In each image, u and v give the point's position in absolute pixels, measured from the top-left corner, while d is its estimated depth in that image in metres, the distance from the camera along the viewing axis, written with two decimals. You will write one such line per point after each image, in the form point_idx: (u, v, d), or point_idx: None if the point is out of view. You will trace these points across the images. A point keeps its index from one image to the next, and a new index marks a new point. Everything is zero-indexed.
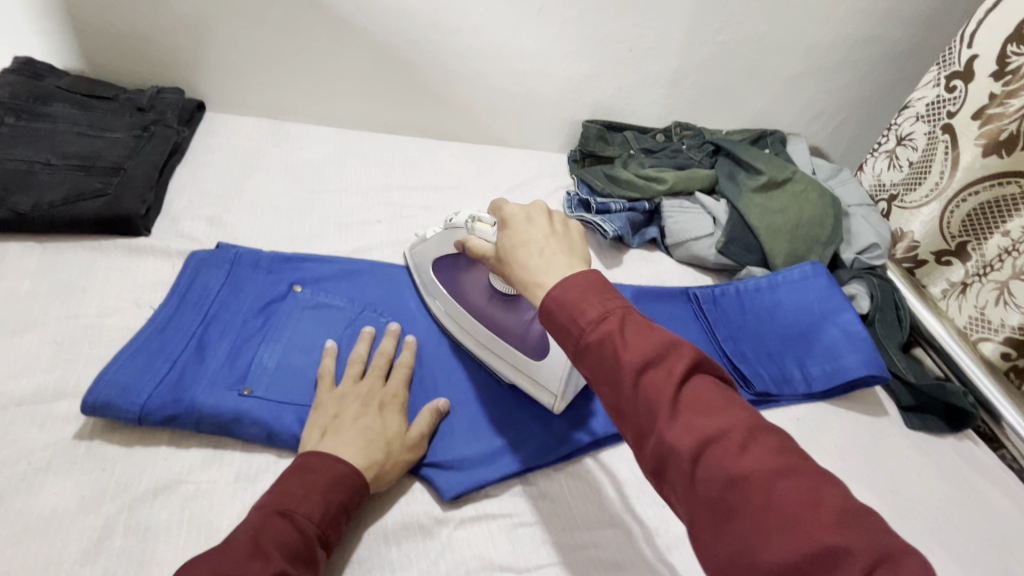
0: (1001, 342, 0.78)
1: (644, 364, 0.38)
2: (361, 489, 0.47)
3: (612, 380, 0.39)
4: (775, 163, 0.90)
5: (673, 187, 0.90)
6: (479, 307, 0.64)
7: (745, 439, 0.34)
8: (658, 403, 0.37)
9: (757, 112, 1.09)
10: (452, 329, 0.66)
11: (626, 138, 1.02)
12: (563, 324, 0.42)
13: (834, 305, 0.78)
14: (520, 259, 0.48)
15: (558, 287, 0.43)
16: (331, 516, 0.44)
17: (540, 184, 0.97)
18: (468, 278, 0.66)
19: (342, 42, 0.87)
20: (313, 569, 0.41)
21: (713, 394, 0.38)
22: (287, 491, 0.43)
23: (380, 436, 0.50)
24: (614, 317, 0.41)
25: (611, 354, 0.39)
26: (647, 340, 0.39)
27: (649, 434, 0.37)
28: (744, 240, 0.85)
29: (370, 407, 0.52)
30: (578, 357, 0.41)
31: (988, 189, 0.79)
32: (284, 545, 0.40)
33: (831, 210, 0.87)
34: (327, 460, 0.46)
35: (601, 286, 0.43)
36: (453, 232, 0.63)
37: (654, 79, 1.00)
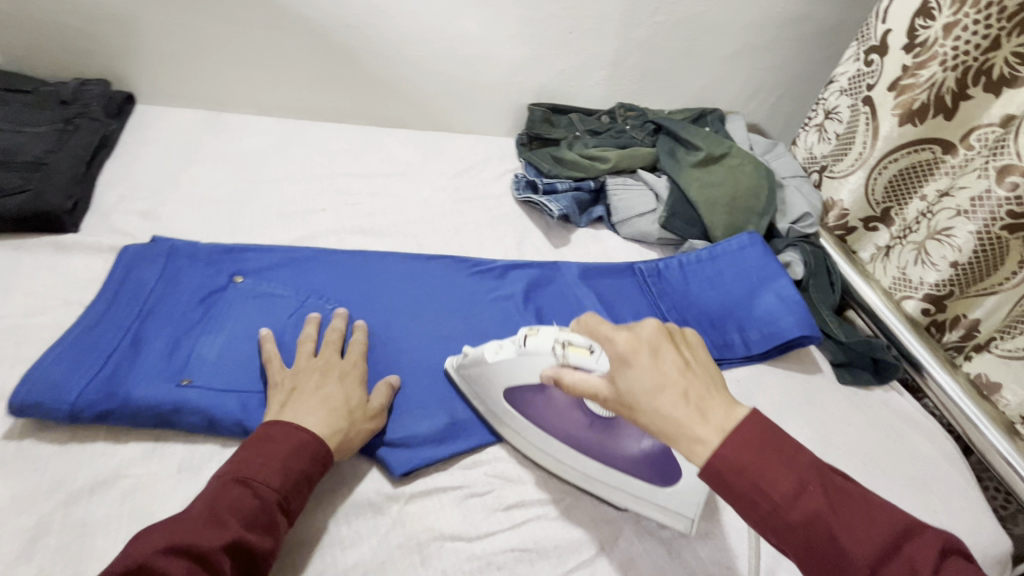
0: (921, 299, 0.83)
1: (868, 550, 0.37)
2: (322, 456, 0.48)
3: (832, 567, 0.38)
4: (711, 139, 0.93)
5: (616, 166, 0.92)
6: (577, 438, 0.54)
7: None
8: None
9: (697, 92, 1.12)
10: (547, 463, 0.56)
11: (571, 120, 1.04)
12: (757, 502, 0.39)
13: (770, 272, 0.82)
14: (660, 405, 0.41)
15: (734, 452, 0.39)
16: (292, 483, 0.46)
17: (488, 168, 0.98)
18: (549, 402, 0.55)
19: (278, 30, 0.85)
20: (274, 533, 0.44)
21: (956, 570, 0.37)
22: (247, 462, 0.45)
23: (340, 405, 0.52)
24: (813, 492, 0.38)
25: (827, 539, 0.38)
26: (866, 521, 0.38)
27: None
28: (685, 214, 0.88)
29: (330, 377, 0.54)
30: (777, 534, 0.39)
31: (906, 156, 0.85)
32: (241, 512, 0.42)
33: (765, 181, 0.91)
34: (286, 431, 0.47)
35: (787, 452, 0.40)
36: (533, 359, 0.52)
37: (596, 61, 1.01)
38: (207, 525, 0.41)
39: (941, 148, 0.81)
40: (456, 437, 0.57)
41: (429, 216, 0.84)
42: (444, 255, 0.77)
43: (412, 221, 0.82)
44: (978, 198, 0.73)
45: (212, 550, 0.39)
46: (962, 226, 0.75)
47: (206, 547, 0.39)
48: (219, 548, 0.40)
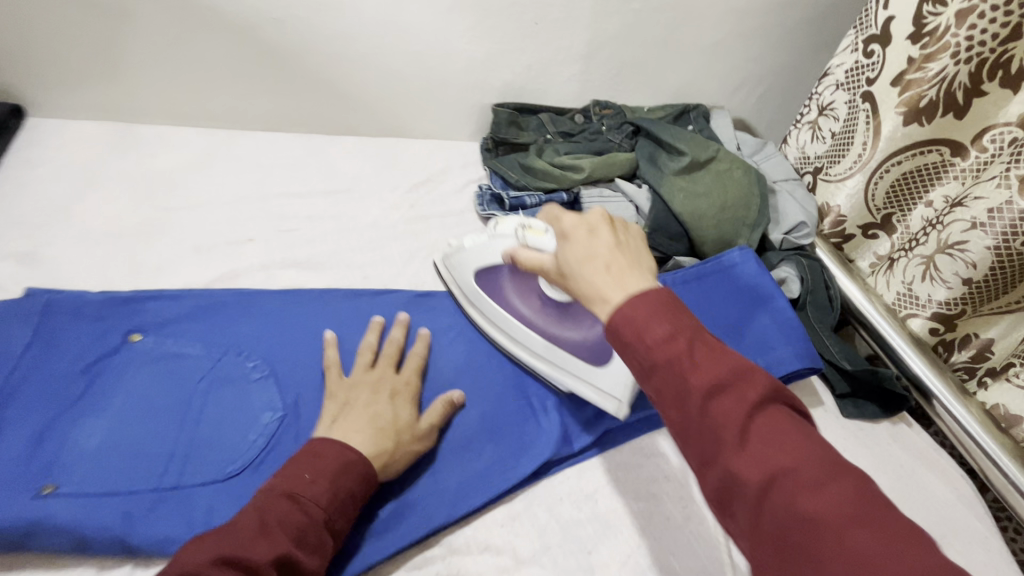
0: (929, 317, 0.75)
1: (714, 389, 0.34)
2: (369, 480, 0.45)
3: (679, 405, 0.35)
4: (696, 142, 0.83)
5: (591, 175, 0.82)
6: (531, 317, 0.61)
7: (820, 478, 0.32)
8: (729, 432, 0.34)
9: (678, 87, 1.02)
10: (501, 340, 0.62)
11: (541, 121, 0.93)
12: (624, 339, 0.37)
13: (764, 293, 0.74)
14: (586, 279, 0.42)
15: (625, 304, 0.38)
16: (340, 502, 0.43)
17: (448, 179, 0.87)
18: (514, 286, 0.62)
19: (190, 25, 0.72)
20: (320, 554, 0.41)
21: (785, 422, 0.34)
22: (295, 476, 0.43)
23: (390, 424, 0.49)
24: (682, 337, 0.36)
25: (679, 376, 0.35)
26: (717, 363, 0.35)
27: (713, 465, 0.34)
28: (670, 229, 0.79)
29: (381, 395, 0.52)
30: (640, 376, 0.37)
31: (910, 159, 0.76)
32: (291, 528, 0.40)
33: (757, 188, 0.82)
34: (335, 447, 0.45)
35: (668, 300, 0.38)
36: (498, 241, 0.59)
37: (566, 54, 0.90)
38: (256, 537, 0.38)
39: (951, 149, 0.73)
40: (399, 524, 0.48)
41: (378, 240, 0.73)
42: (395, 288, 0.67)
43: (357, 248, 0.71)
44: (996, 210, 0.64)
45: (262, 564, 0.37)
46: (977, 241, 0.67)
47: (256, 561, 0.37)
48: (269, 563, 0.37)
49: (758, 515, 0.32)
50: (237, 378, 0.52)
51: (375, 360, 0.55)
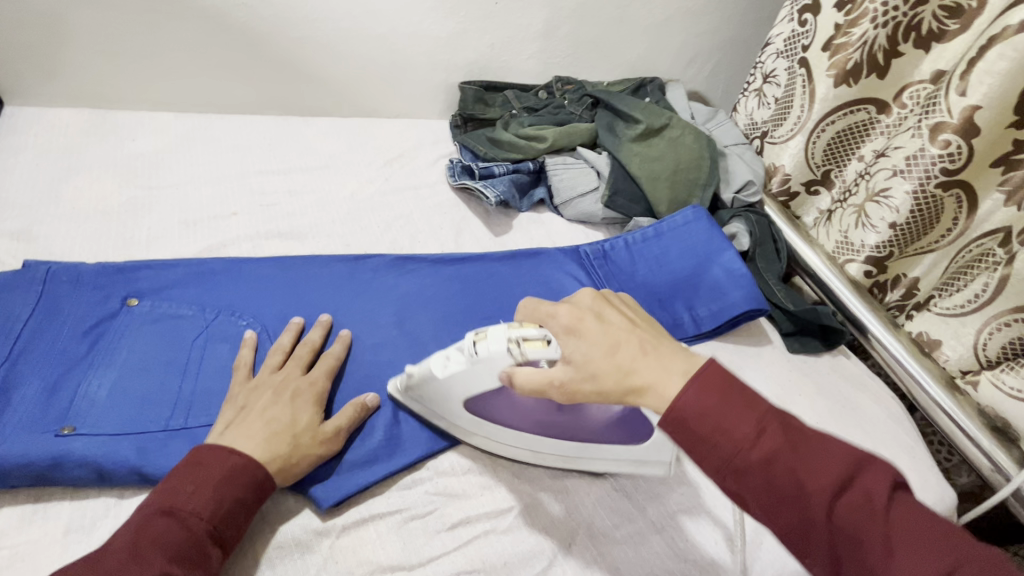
0: (864, 261, 0.83)
1: (833, 487, 0.36)
2: (262, 483, 0.45)
3: (796, 505, 0.37)
4: (651, 111, 0.90)
5: (555, 145, 0.88)
6: (551, 425, 0.53)
7: (970, 570, 0.33)
8: (865, 534, 0.35)
9: (635, 62, 1.08)
10: (522, 456, 0.55)
11: (507, 98, 0.98)
12: (713, 442, 0.39)
13: (716, 247, 0.81)
14: (627, 365, 0.42)
15: (695, 396, 0.39)
16: (226, 510, 0.43)
17: (420, 154, 0.92)
18: (508, 402, 0.53)
19: (162, 13, 0.76)
20: (204, 568, 0.40)
21: (905, 505, 0.36)
22: (176, 489, 0.42)
23: (286, 428, 0.48)
24: (770, 432, 0.38)
25: (787, 475, 0.37)
26: (819, 458, 0.37)
27: (855, 568, 0.35)
28: (629, 191, 0.85)
29: (282, 397, 0.51)
30: (735, 477, 0.39)
31: (842, 118, 0.84)
32: (167, 544, 0.39)
33: (707, 151, 0.88)
34: (221, 454, 0.45)
35: (741, 392, 0.40)
36: (485, 362, 0.49)
37: (526, 32, 0.96)
38: (130, 559, 0.38)
39: (876, 107, 0.80)
40: (388, 454, 0.53)
41: (356, 212, 0.77)
42: (375, 254, 0.72)
43: (336, 219, 0.75)
44: (912, 157, 0.72)
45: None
46: (898, 186, 0.75)
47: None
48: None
49: None
50: (230, 337, 0.57)
51: (283, 361, 0.54)
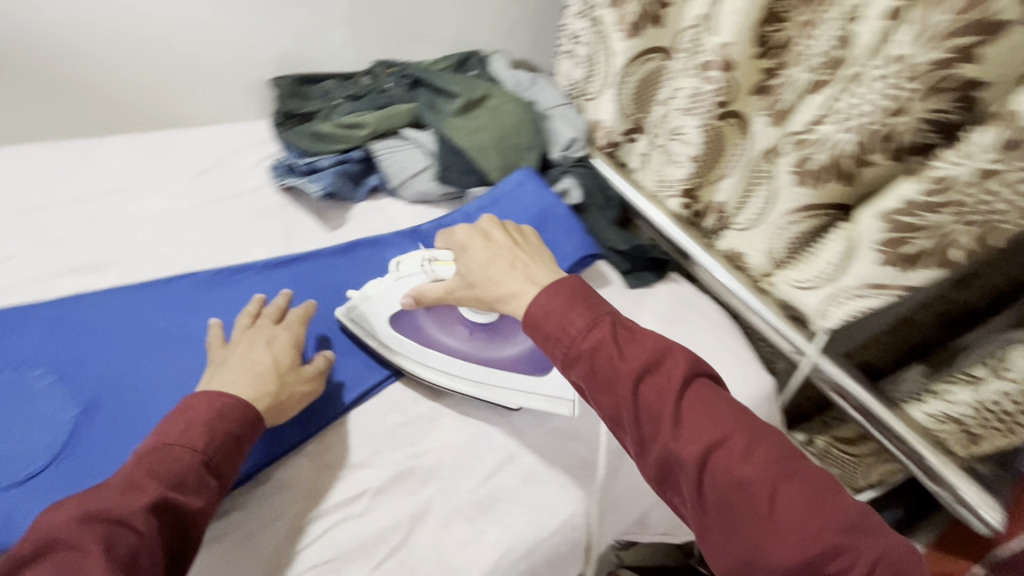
0: (681, 195, 0.91)
1: (642, 372, 0.47)
2: (251, 418, 0.51)
3: (611, 390, 0.48)
4: (467, 83, 0.91)
5: (376, 129, 0.87)
6: (462, 349, 0.64)
7: (744, 444, 0.44)
8: (661, 412, 0.46)
9: (453, 37, 1.09)
10: (431, 378, 0.64)
11: (325, 89, 0.96)
12: (553, 333, 0.51)
13: (547, 203, 0.85)
14: (499, 279, 0.55)
15: (541, 297, 0.52)
16: (217, 445, 0.48)
17: (240, 159, 0.87)
18: (419, 328, 0.65)
19: None
20: (202, 493, 0.46)
21: (706, 397, 0.47)
22: (166, 430, 0.48)
23: (269, 370, 0.55)
24: (598, 325, 0.50)
25: (604, 357, 0.48)
26: (637, 352, 0.48)
27: (656, 446, 0.46)
28: (460, 163, 0.86)
29: (258, 343, 0.57)
30: (570, 364, 0.50)
31: (639, 68, 0.91)
32: (165, 473, 0.45)
33: (527, 115, 0.92)
34: (204, 399, 0.50)
35: (587, 301, 0.51)
36: (405, 283, 0.64)
37: (330, 17, 0.94)
38: (125, 492, 0.43)
39: (662, 54, 0.88)
40: None
41: (167, 230, 0.73)
42: (195, 270, 0.69)
43: (143, 242, 0.70)
44: (695, 95, 0.81)
45: (130, 514, 0.41)
46: (691, 123, 0.83)
47: (122, 513, 0.41)
48: (135, 514, 0.41)
49: (700, 486, 0.44)
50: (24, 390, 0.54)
51: (255, 320, 0.60)
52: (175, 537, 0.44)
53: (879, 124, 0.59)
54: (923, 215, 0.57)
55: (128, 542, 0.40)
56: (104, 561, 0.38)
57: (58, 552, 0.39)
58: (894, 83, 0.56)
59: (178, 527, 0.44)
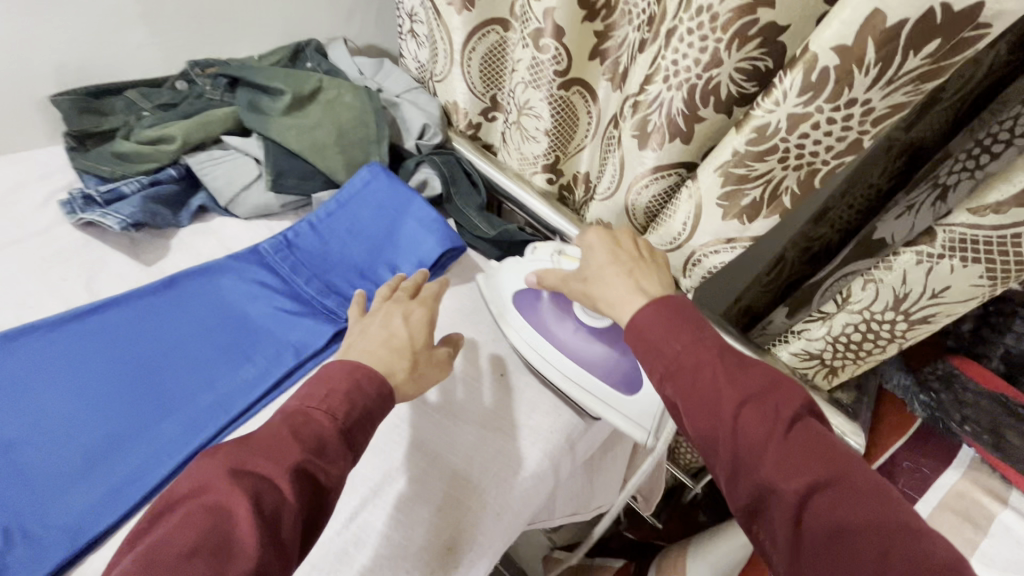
0: (544, 171, 0.89)
1: (745, 396, 0.45)
2: (385, 394, 0.52)
3: (709, 411, 0.46)
4: (293, 77, 0.81)
5: (188, 141, 0.75)
6: (566, 344, 0.68)
7: (852, 489, 0.40)
8: (759, 440, 0.43)
9: (281, 26, 0.98)
10: (534, 360, 0.68)
11: (129, 101, 0.83)
12: (653, 346, 0.50)
13: (403, 198, 0.78)
14: (609, 277, 0.58)
15: (648, 311, 0.52)
16: (356, 418, 0.49)
17: (26, 196, 0.73)
18: (553, 311, 0.70)
19: None
20: (341, 460, 0.47)
21: (812, 435, 0.43)
22: (309, 395, 0.49)
23: (405, 343, 0.57)
24: (701, 344, 0.48)
25: (705, 376, 0.47)
26: (744, 376, 0.46)
27: (750, 474, 0.43)
28: (296, 169, 0.78)
29: (397, 311, 0.61)
30: (669, 377, 0.49)
31: (480, 43, 0.86)
32: (316, 432, 0.46)
33: (369, 105, 0.84)
34: (343, 375, 0.50)
35: (697, 321, 0.50)
36: (533, 263, 0.71)
37: (114, 15, 0.80)
38: (271, 454, 0.44)
39: (502, 26, 0.84)
40: None
41: None
42: None
43: None
44: (533, 66, 0.76)
45: (274, 476, 0.42)
46: (535, 97, 0.79)
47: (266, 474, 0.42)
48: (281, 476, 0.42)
49: (795, 522, 0.41)
50: None
51: (391, 293, 0.63)
52: (313, 503, 0.44)
53: (697, 79, 0.58)
54: (754, 165, 0.57)
55: (272, 503, 0.41)
56: (251, 519, 0.39)
57: (204, 505, 0.40)
58: (699, 35, 0.55)
59: (316, 494, 0.45)
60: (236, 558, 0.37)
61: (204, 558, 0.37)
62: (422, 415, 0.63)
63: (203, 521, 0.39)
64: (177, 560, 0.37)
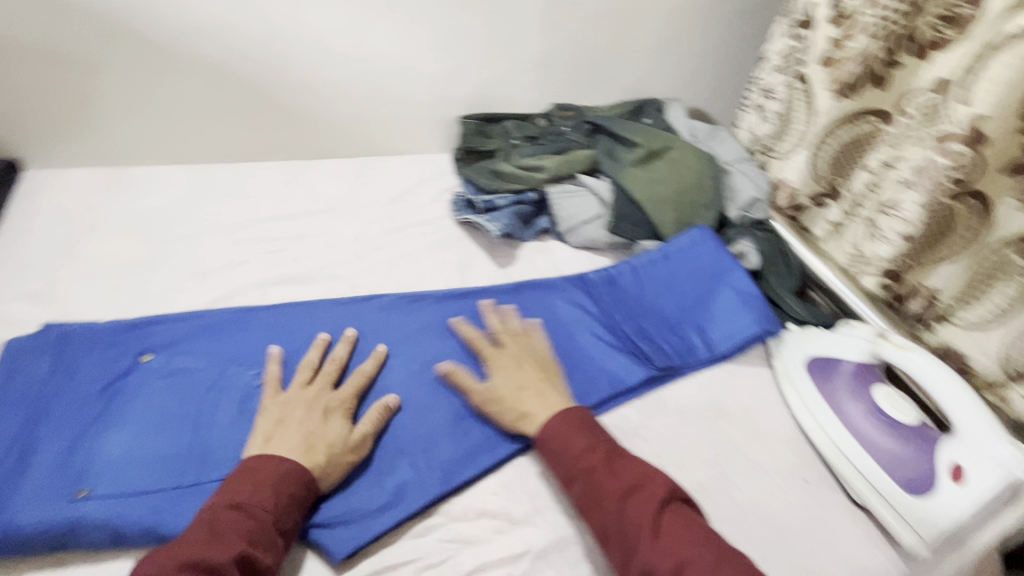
0: (878, 274, 0.81)
1: (627, 490, 0.49)
2: (311, 485, 0.49)
3: (600, 503, 0.49)
4: (649, 133, 0.90)
5: (554, 173, 0.88)
6: (853, 420, 0.66)
7: (715, 563, 0.44)
8: (642, 525, 0.47)
9: (632, 85, 1.09)
10: (807, 421, 0.67)
11: (506, 128, 0.98)
12: (557, 452, 0.53)
13: (724, 267, 0.80)
14: (520, 400, 0.57)
15: (551, 420, 0.54)
16: (288, 505, 0.47)
17: (424, 190, 0.92)
18: (849, 386, 0.68)
19: (167, 69, 0.77)
20: (274, 551, 0.45)
21: (680, 516, 0.48)
22: (237, 489, 0.47)
23: (321, 442, 0.51)
24: (598, 452, 0.52)
25: (599, 478, 0.50)
26: (621, 475, 0.50)
27: (637, 557, 0.46)
28: (632, 216, 0.85)
29: (315, 411, 0.53)
30: (569, 480, 0.52)
31: (845, 130, 0.82)
32: (244, 531, 0.44)
33: (710, 171, 0.88)
34: (270, 458, 0.49)
35: (589, 422, 0.54)
36: (842, 337, 0.71)
37: (525, 63, 0.97)
38: (210, 544, 0.43)
39: (879, 117, 0.78)
40: (398, 503, 0.52)
41: (364, 252, 0.78)
42: (380, 293, 0.71)
43: (342, 260, 0.76)
44: (921, 167, 0.72)
45: (222, 564, 0.41)
46: (909, 199, 0.74)
47: (213, 562, 0.41)
48: (226, 562, 0.41)
49: None
50: (240, 389, 0.57)
51: (313, 377, 0.57)
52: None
53: None
54: None
55: None
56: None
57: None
58: None
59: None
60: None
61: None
62: (717, 491, 0.61)
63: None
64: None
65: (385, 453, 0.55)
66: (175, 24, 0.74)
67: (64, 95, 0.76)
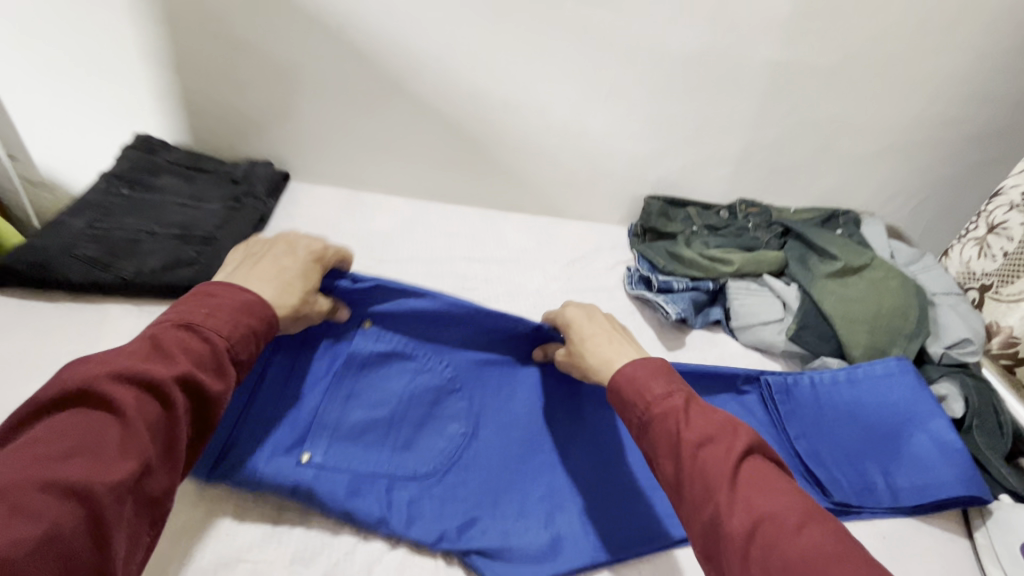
0: None
1: (703, 440, 0.47)
2: (273, 322, 0.48)
3: (674, 449, 0.48)
4: (851, 248, 0.88)
5: (740, 269, 0.88)
6: None
7: (801, 522, 0.42)
8: (718, 475, 0.45)
9: (827, 192, 1.05)
10: None
11: (689, 215, 1.00)
12: (633, 398, 0.52)
13: (923, 408, 0.72)
14: (597, 350, 0.58)
15: (631, 366, 0.54)
16: (240, 335, 0.46)
17: (601, 257, 0.96)
18: None
19: (416, 121, 0.90)
20: (224, 379, 0.44)
21: (759, 471, 0.46)
22: (190, 310, 0.45)
23: (295, 279, 0.52)
24: (676, 397, 0.51)
25: (676, 423, 0.49)
26: (703, 421, 0.48)
27: (709, 507, 0.44)
28: (819, 329, 0.81)
29: (296, 262, 0.53)
30: (644, 426, 0.51)
31: None
32: (191, 352, 0.43)
33: (915, 301, 0.82)
34: (233, 289, 0.47)
35: (666, 370, 0.53)
36: None
37: (721, 157, 0.98)
38: (153, 359, 0.41)
39: None
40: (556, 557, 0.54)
41: (542, 305, 0.83)
42: None
43: (525, 311, 0.82)
44: None
45: (163, 381, 0.40)
46: None
47: (155, 376, 0.40)
48: (169, 380, 0.40)
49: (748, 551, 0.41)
50: (435, 391, 0.61)
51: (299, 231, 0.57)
52: (193, 415, 0.43)
53: None
54: None
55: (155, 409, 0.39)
56: (139, 423, 0.38)
57: (86, 411, 0.38)
58: None
59: (195, 406, 0.43)
60: (116, 463, 0.36)
61: (83, 463, 0.35)
62: None
63: (83, 429, 0.37)
64: (52, 460, 0.35)
65: (544, 503, 0.58)
66: (436, 85, 0.86)
67: (334, 130, 0.90)
